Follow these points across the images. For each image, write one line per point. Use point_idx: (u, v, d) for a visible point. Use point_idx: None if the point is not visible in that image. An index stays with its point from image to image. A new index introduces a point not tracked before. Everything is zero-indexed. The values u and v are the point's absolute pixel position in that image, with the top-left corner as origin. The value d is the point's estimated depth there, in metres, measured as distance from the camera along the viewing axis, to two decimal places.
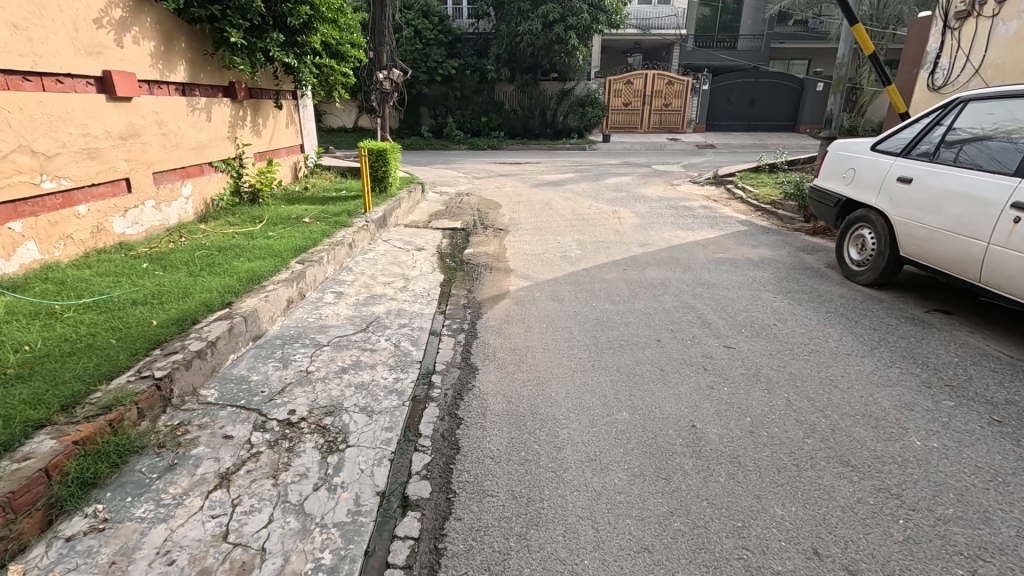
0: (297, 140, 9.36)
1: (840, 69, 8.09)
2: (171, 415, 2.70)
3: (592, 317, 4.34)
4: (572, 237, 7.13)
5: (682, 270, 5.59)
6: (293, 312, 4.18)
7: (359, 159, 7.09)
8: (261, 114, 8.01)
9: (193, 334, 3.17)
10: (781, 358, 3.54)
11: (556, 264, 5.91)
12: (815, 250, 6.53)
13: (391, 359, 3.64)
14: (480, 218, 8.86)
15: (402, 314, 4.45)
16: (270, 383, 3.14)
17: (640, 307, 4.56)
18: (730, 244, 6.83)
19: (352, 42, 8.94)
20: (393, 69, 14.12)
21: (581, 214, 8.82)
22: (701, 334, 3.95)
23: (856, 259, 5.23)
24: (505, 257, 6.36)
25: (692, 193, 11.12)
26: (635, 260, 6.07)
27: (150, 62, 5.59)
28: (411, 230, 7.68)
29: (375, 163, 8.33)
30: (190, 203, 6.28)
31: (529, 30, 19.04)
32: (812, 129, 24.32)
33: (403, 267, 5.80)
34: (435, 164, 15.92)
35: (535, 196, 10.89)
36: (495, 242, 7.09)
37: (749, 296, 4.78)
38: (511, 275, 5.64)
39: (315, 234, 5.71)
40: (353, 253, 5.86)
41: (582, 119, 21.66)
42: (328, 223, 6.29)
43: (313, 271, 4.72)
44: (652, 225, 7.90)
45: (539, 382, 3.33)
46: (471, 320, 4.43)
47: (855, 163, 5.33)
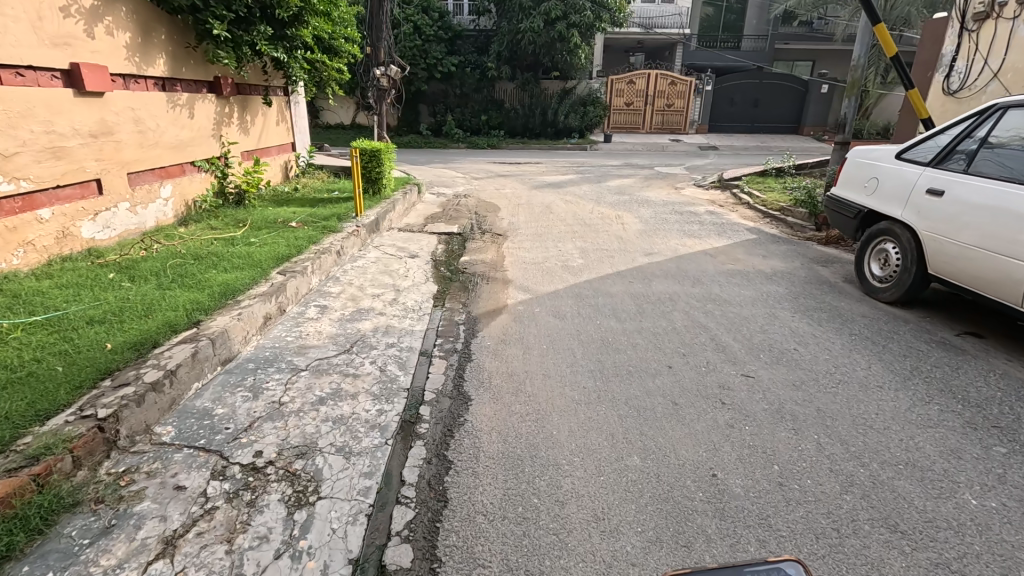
0: (288, 138, 9.00)
1: (854, 71, 7.75)
2: (116, 460, 2.36)
3: (597, 337, 4.01)
4: (574, 245, 6.79)
5: (691, 283, 5.26)
6: (270, 330, 3.83)
7: (351, 160, 6.74)
8: (249, 110, 7.65)
9: (150, 360, 2.82)
10: (806, 390, 3.21)
11: (557, 275, 5.57)
12: (830, 261, 6.20)
13: (375, 386, 3.29)
14: (477, 221, 8.51)
15: (390, 331, 4.11)
16: (236, 418, 2.79)
17: (648, 326, 4.22)
18: (740, 254, 6.49)
19: (345, 36, 8.56)
20: (391, 66, 13.76)
21: (583, 219, 8.48)
22: (716, 360, 3.61)
23: (878, 275, 4.90)
24: (503, 266, 6.02)
25: (698, 197, 10.78)
26: (640, 271, 5.73)
27: (126, 54, 5.22)
28: (405, 235, 7.33)
29: (368, 163, 7.96)
30: (169, 205, 5.92)
31: (531, 28, 18.67)
32: (813, 131, 24.09)
33: (395, 276, 5.46)
34: (433, 163, 15.56)
35: (535, 198, 10.55)
36: (493, 249, 6.75)
37: (764, 315, 4.45)
38: (509, 287, 5.30)
39: (300, 241, 5.36)
40: (342, 261, 5.51)
41: (583, 118, 21.33)
42: (315, 228, 5.93)
43: (295, 282, 4.37)
44: (657, 232, 7.57)
45: (539, 417, 2.99)
46: (466, 338, 4.09)
47: (877, 172, 5.00)
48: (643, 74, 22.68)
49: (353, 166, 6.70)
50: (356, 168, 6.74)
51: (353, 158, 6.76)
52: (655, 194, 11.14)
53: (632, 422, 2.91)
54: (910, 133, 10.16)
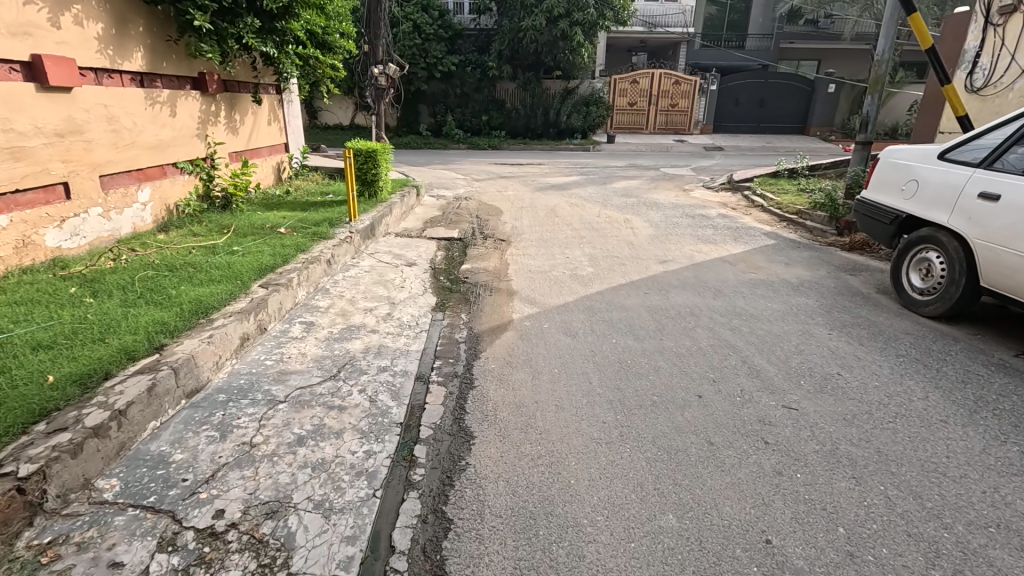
0: (280, 139, 8.59)
1: (877, 67, 7.32)
2: (40, 528, 1.93)
3: (614, 359, 3.58)
4: (582, 252, 6.37)
5: (712, 295, 4.83)
6: (248, 353, 3.41)
7: (344, 160, 6.30)
8: (237, 109, 7.23)
9: (96, 397, 2.40)
10: (860, 427, 2.79)
11: (566, 286, 5.14)
12: (858, 270, 5.77)
13: (364, 421, 2.86)
14: (479, 226, 8.09)
15: (383, 352, 3.68)
16: (196, 465, 2.36)
17: (670, 346, 3.79)
18: (760, 262, 6.07)
19: (340, 30, 8.16)
20: (389, 64, 13.34)
21: (590, 223, 8.06)
22: (752, 387, 3.19)
23: (919, 286, 4.47)
24: (507, 275, 5.60)
25: (708, 200, 10.36)
26: (656, 281, 5.31)
27: (97, 46, 4.81)
28: (403, 240, 6.91)
29: (363, 165, 7.52)
30: (148, 210, 5.51)
31: (533, 26, 18.24)
32: (820, 131, 23.49)
33: (391, 287, 5.04)
34: (434, 164, 15.15)
35: (539, 200, 10.13)
36: (496, 256, 6.32)
37: (797, 332, 4.02)
38: (514, 299, 4.88)
39: (287, 249, 4.93)
40: (333, 270, 5.08)
41: (586, 118, 20.94)
42: (305, 235, 5.50)
43: (278, 297, 3.95)
44: (670, 237, 7.14)
45: (553, 462, 2.56)
46: (467, 360, 3.66)
47: (918, 173, 4.57)
48: (647, 73, 22.28)
49: (346, 167, 6.27)
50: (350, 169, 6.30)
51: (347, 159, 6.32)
52: (664, 197, 10.71)
53: (663, 470, 2.48)
54: (930, 133, 9.71)
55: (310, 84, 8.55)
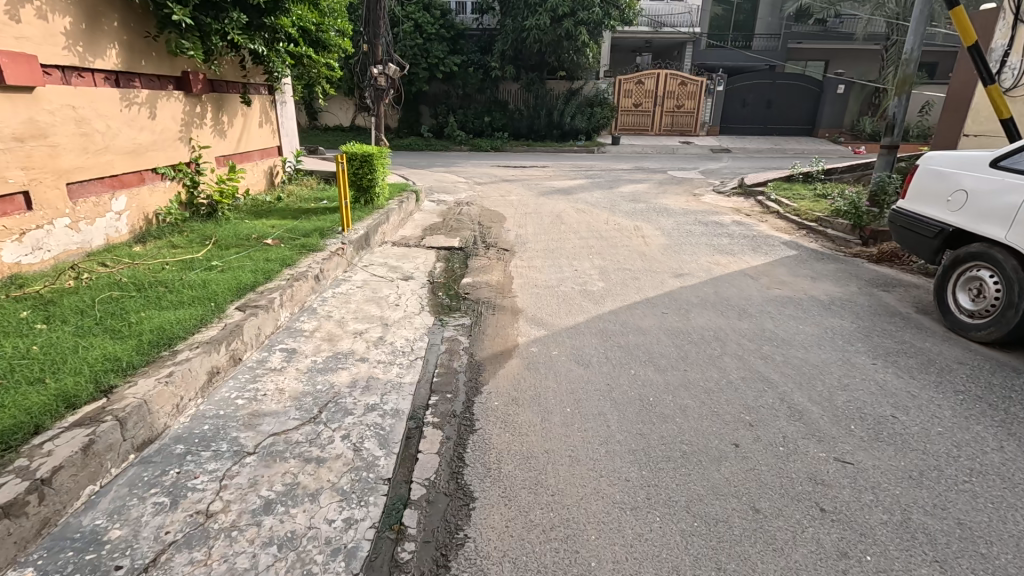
0: (272, 142, 8.19)
1: (905, 66, 6.87)
2: None
3: (634, 396, 3.16)
4: (592, 264, 5.95)
5: (737, 316, 4.40)
6: (217, 390, 2.99)
7: (336, 165, 5.86)
8: (225, 110, 6.83)
9: (15, 462, 1.99)
10: (932, 489, 2.36)
11: (576, 304, 4.71)
12: (891, 286, 5.32)
13: (345, 478, 2.44)
14: (481, 234, 7.67)
15: (372, 386, 3.26)
16: (136, 545, 1.95)
17: (696, 379, 3.36)
18: (784, 276, 5.63)
19: (335, 27, 7.76)
20: (389, 64, 12.93)
21: (598, 231, 7.62)
22: (796, 435, 2.76)
23: (968, 308, 4.03)
24: (510, 291, 5.19)
25: (720, 205, 9.92)
26: (674, 298, 4.88)
27: (64, 42, 4.40)
28: (400, 251, 6.49)
29: (358, 170, 7.11)
30: (123, 219, 5.11)
31: (537, 25, 17.84)
32: (828, 133, 23.03)
33: (385, 305, 4.63)
34: (434, 166, 14.74)
35: (544, 206, 9.70)
36: (500, 268, 5.90)
37: (838, 361, 3.58)
38: (519, 319, 4.45)
39: (272, 264, 4.51)
40: (321, 287, 4.67)
41: (591, 120, 20.48)
42: (293, 246, 5.09)
43: (256, 321, 3.52)
44: (684, 248, 6.72)
45: (570, 537, 2.14)
46: (467, 396, 3.23)
47: (966, 182, 4.16)
48: (653, 74, 21.85)
49: (339, 173, 5.84)
50: (342, 174, 5.87)
51: (340, 165, 5.89)
52: (674, 202, 10.28)
53: (703, 549, 2.07)
54: (954, 136, 9.26)
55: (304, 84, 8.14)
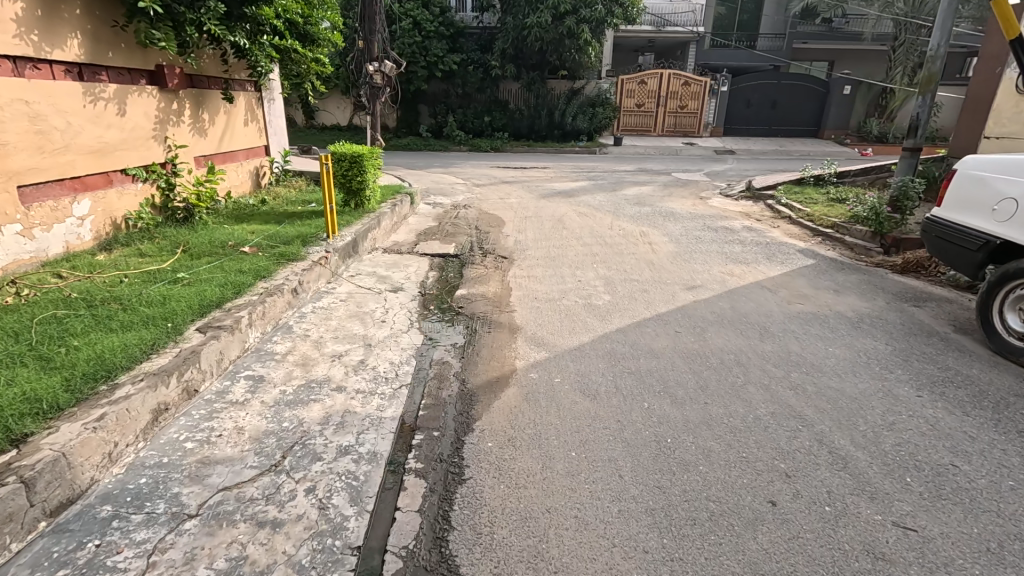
0: (258, 141, 7.78)
1: (931, 63, 6.53)
2: None
3: (649, 437, 2.74)
4: (596, 274, 5.53)
5: (759, 336, 3.98)
6: (164, 430, 2.57)
7: (320, 166, 5.43)
8: (206, 107, 6.41)
9: None
10: (1017, 569, 1.93)
11: (579, 321, 4.29)
12: (922, 301, 4.90)
13: (305, 548, 2.02)
14: (478, 239, 7.25)
15: (348, 423, 2.84)
16: None
17: (719, 415, 2.93)
18: (804, 288, 5.20)
19: (324, 19, 7.34)
20: (386, 61, 12.53)
21: (603, 237, 7.21)
22: (843, 490, 2.34)
23: (1019, 330, 3.61)
24: (508, 304, 4.77)
25: (729, 209, 9.51)
26: (687, 314, 4.46)
27: (15, 30, 3.99)
28: (390, 258, 6.08)
29: (347, 171, 6.68)
30: (86, 225, 4.69)
31: (538, 23, 17.42)
32: (834, 134, 22.61)
33: (370, 320, 4.21)
34: (433, 167, 14.33)
35: (545, 209, 9.29)
36: (497, 278, 5.49)
37: (878, 393, 3.16)
38: (517, 338, 4.04)
39: (244, 275, 4.09)
40: (300, 301, 4.24)
41: (592, 120, 19.96)
42: (271, 255, 4.67)
43: (218, 344, 3.10)
44: (695, 256, 6.29)
45: None
46: (456, 435, 2.81)
47: (1012, 190, 3.75)
48: (656, 73, 21.44)
49: (323, 175, 5.42)
50: (327, 175, 5.45)
51: (326, 165, 5.47)
52: (680, 206, 9.85)
53: None
54: (975, 134, 8.79)
55: (292, 81, 7.73)
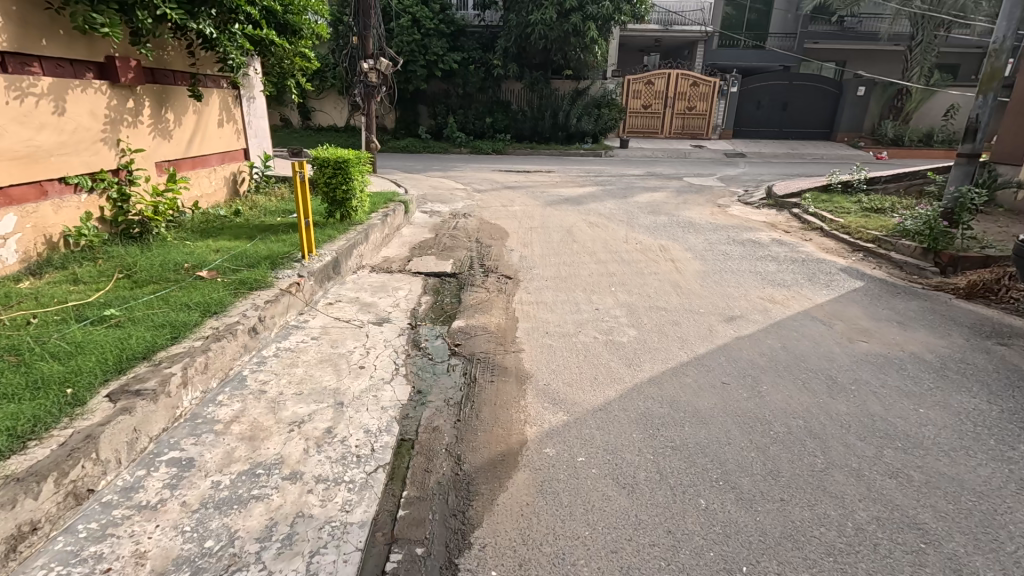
0: (235, 144, 7.03)
1: (994, 60, 5.80)
2: None
3: (716, 567, 1.97)
4: (616, 300, 4.77)
5: (829, 390, 3.20)
6: (26, 564, 1.81)
7: (294, 175, 4.61)
8: (169, 105, 5.66)
9: None
10: None
11: (601, 367, 3.51)
12: (1007, 337, 4.10)
13: None
14: (479, 254, 6.47)
15: (298, 539, 2.06)
16: None
17: (806, 525, 2.16)
18: (862, 320, 4.42)
19: (308, 9, 6.60)
20: (382, 59, 11.93)
21: (618, 252, 6.44)
22: None
23: None
24: (514, 341, 4.00)
25: (752, 219, 8.75)
26: (731, 356, 3.68)
27: None
28: (379, 279, 5.31)
29: (331, 178, 5.89)
30: (10, 245, 3.94)
31: (542, 20, 16.61)
32: (847, 137, 21.80)
33: (346, 366, 3.43)
34: (432, 171, 13.59)
35: (552, 218, 8.53)
36: (500, 305, 4.72)
37: (1011, 486, 2.38)
38: (526, 391, 3.26)
39: (190, 312, 3.32)
40: (260, 342, 3.47)
41: (598, 121, 19.22)
42: (230, 283, 3.90)
43: (132, 419, 2.33)
44: (726, 277, 5.52)
45: None
46: (448, 559, 2.03)
47: None
48: (663, 73, 20.70)
49: (297, 186, 4.62)
50: (300, 185, 4.65)
51: (301, 175, 4.68)
52: (699, 215, 9.09)
53: None
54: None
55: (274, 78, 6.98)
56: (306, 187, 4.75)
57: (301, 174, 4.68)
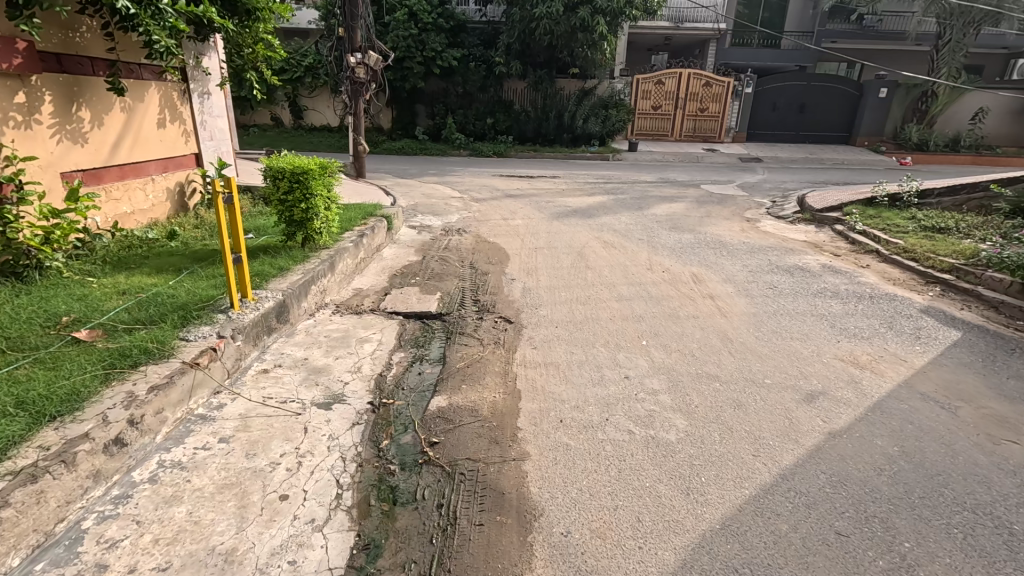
0: (182, 148, 5.86)
1: None
2: None
3: None
4: (650, 364, 3.59)
5: (1014, 559, 2.03)
6: None
7: (214, 198, 3.33)
8: (82, 99, 4.49)
9: None
10: None
11: (645, 500, 2.34)
12: None
13: None
14: (473, 285, 5.31)
15: None
16: None
17: None
18: (993, 400, 3.23)
19: None
20: (370, 53, 10.82)
21: (642, 284, 5.27)
22: None
23: None
24: (514, 436, 2.81)
25: (790, 238, 7.59)
26: (835, 473, 2.50)
27: None
28: (342, 325, 4.14)
29: (287, 192, 4.68)
30: None
31: (547, 13, 15.38)
32: (868, 141, 20.51)
33: (259, 497, 2.25)
34: (426, 175, 12.43)
35: (560, 234, 7.38)
36: (496, 368, 3.54)
37: None
38: (532, 550, 2.08)
39: (13, 415, 2.15)
40: (131, 458, 2.30)
41: (605, 123, 18.02)
42: (104, 354, 2.70)
43: None
44: (786, 325, 4.33)
45: None
46: None
47: None
48: (674, 73, 19.48)
49: (217, 213, 3.34)
50: (224, 211, 3.37)
51: (224, 197, 3.39)
52: (727, 232, 7.92)
53: None
54: None
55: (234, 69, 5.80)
56: (233, 213, 3.46)
57: (224, 196, 3.38)
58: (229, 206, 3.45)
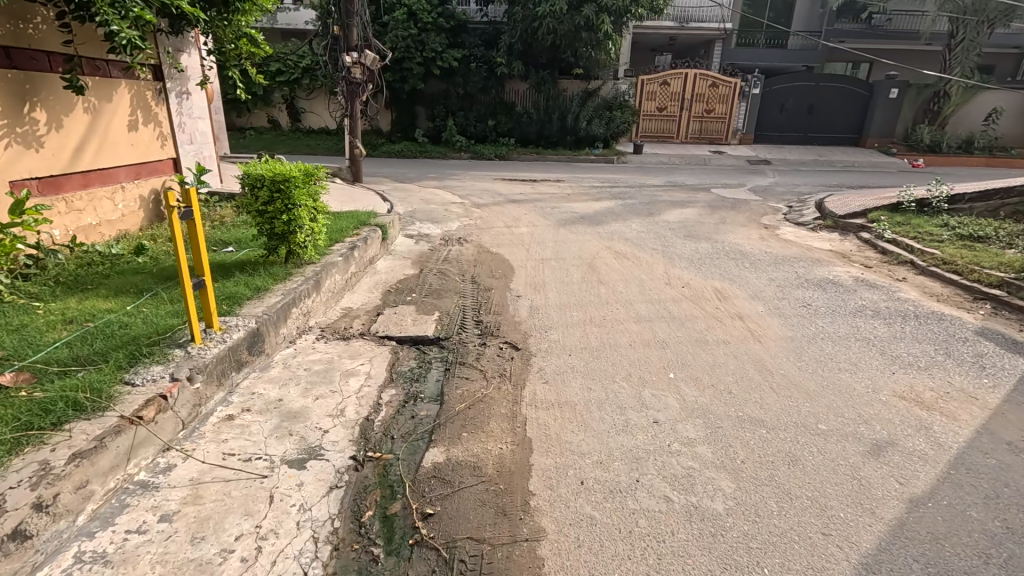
0: (157, 153, 5.37)
1: None
2: None
3: None
4: (682, 404, 3.08)
5: None
6: None
7: (167, 213, 2.74)
8: (33, 98, 4.00)
9: None
10: None
11: None
12: None
13: None
14: (475, 302, 4.81)
15: None
16: None
17: None
18: None
19: None
20: (367, 52, 10.34)
21: (661, 302, 4.77)
22: None
23: None
24: (527, 504, 2.31)
25: (814, 247, 7.10)
26: (930, 565, 2.00)
27: None
28: (327, 354, 3.63)
29: (268, 201, 4.18)
30: None
31: (551, 12, 14.89)
32: (879, 143, 19.88)
33: None
34: (426, 180, 11.94)
35: (568, 243, 6.89)
36: (503, 410, 3.03)
37: None
38: None
39: None
40: (34, 555, 1.81)
41: (610, 124, 17.53)
42: (23, 408, 2.20)
43: None
44: (830, 352, 3.82)
45: None
46: None
47: None
48: (680, 74, 18.99)
49: (173, 232, 2.79)
50: (181, 228, 2.82)
51: (181, 211, 2.83)
52: (746, 240, 7.43)
53: None
54: None
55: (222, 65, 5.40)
56: (194, 230, 2.91)
57: (182, 210, 2.83)
58: (189, 221, 2.90)
